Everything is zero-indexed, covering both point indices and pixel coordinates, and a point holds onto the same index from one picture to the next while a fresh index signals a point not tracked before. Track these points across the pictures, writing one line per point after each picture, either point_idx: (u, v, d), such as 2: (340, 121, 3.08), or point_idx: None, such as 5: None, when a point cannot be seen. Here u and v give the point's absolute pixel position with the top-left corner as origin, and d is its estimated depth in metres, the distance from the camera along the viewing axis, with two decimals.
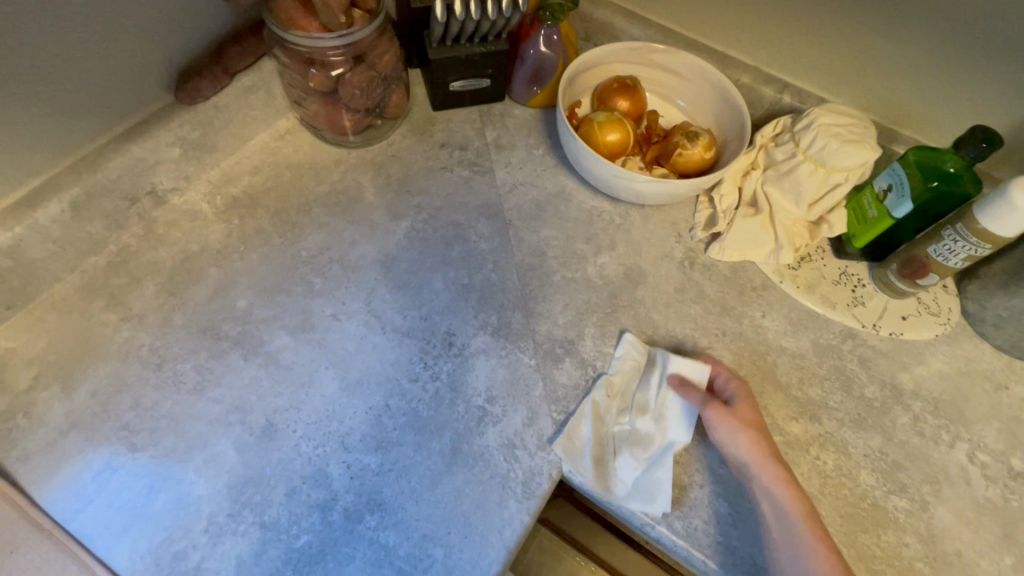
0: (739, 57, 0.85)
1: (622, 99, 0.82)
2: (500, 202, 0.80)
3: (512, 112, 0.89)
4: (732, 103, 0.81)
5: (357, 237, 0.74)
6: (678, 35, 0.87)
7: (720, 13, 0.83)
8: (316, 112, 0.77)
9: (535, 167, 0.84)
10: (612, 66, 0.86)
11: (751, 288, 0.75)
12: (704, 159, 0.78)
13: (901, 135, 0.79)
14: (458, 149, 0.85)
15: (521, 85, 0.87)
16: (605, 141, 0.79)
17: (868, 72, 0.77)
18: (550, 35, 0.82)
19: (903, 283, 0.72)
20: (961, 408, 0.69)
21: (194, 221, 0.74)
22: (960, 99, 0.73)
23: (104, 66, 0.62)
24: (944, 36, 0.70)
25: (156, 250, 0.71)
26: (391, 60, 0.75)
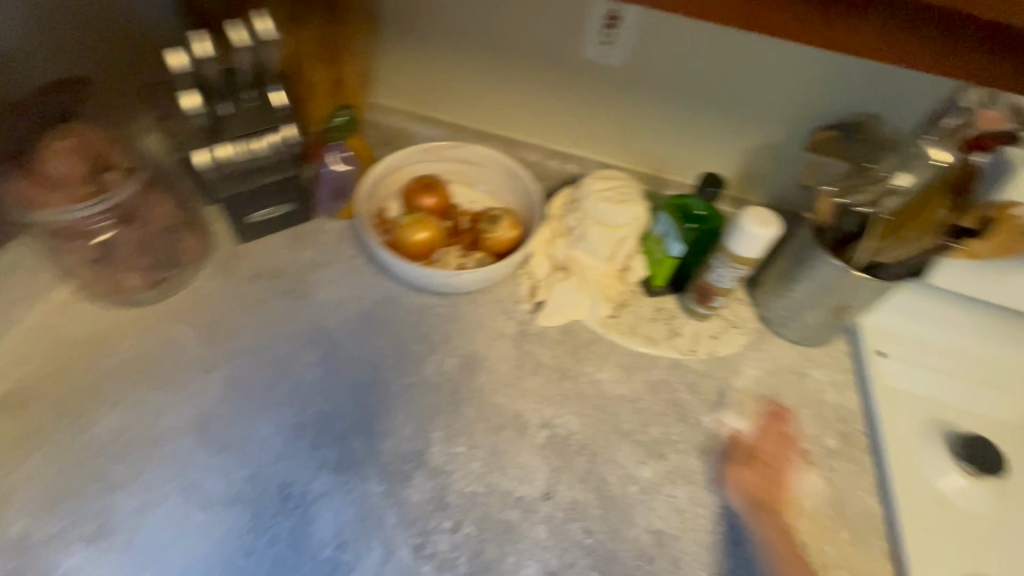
0: (523, 138, 0.94)
1: (424, 198, 0.86)
2: (324, 324, 0.78)
3: (325, 228, 0.89)
4: (524, 181, 0.88)
5: (162, 405, 0.67)
6: (465, 129, 0.95)
7: (493, 105, 0.91)
8: (96, 278, 0.71)
9: (359, 277, 0.83)
10: (410, 167, 0.90)
11: (582, 345, 0.80)
12: (511, 237, 0.83)
13: (669, 180, 0.91)
14: (272, 278, 0.82)
15: (326, 201, 0.88)
16: (416, 241, 0.81)
17: (628, 136, 0.88)
18: (339, 151, 0.82)
19: (701, 308, 0.81)
20: (778, 405, 0.77)
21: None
22: (700, 145, 0.86)
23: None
24: (669, 100, 0.82)
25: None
26: (167, 211, 0.73)
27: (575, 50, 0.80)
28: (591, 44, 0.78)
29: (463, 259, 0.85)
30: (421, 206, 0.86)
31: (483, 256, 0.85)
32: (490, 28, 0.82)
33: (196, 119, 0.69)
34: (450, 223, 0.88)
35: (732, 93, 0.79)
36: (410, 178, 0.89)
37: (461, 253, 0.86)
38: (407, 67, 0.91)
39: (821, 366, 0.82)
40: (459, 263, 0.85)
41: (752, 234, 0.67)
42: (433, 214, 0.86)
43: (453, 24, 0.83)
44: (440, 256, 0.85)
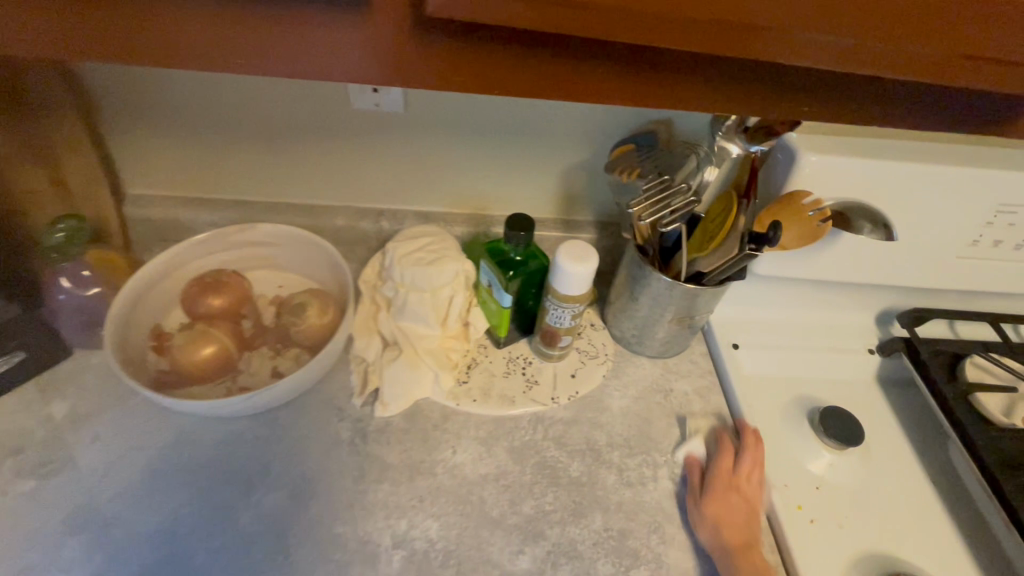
0: (324, 201, 0.82)
1: (213, 299, 0.71)
2: (92, 500, 0.60)
3: (88, 364, 0.70)
4: (329, 254, 0.76)
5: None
6: (252, 204, 0.81)
7: (276, 173, 0.78)
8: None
9: (139, 421, 0.66)
10: (191, 265, 0.75)
11: (432, 428, 0.70)
12: (324, 324, 0.72)
13: (495, 216, 0.84)
14: (11, 454, 0.62)
15: (78, 333, 0.69)
16: (201, 360, 0.66)
17: (435, 181, 0.80)
18: (77, 271, 0.67)
19: (552, 349, 0.75)
20: (649, 433, 0.73)
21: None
22: (513, 176, 0.80)
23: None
24: (466, 136, 0.75)
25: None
26: None
27: (343, 103, 0.70)
28: (358, 95, 0.69)
29: (274, 362, 0.71)
30: (209, 310, 0.71)
31: (298, 352, 0.72)
32: (237, 94, 0.69)
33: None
34: (250, 322, 0.74)
35: (526, 121, 0.73)
36: (190, 279, 0.73)
37: (271, 354, 0.72)
38: (155, 149, 0.75)
39: (683, 376, 0.79)
40: (271, 367, 0.71)
41: (573, 272, 0.61)
42: (224, 318, 0.72)
43: (192, 96, 0.70)
44: (244, 366, 0.71)
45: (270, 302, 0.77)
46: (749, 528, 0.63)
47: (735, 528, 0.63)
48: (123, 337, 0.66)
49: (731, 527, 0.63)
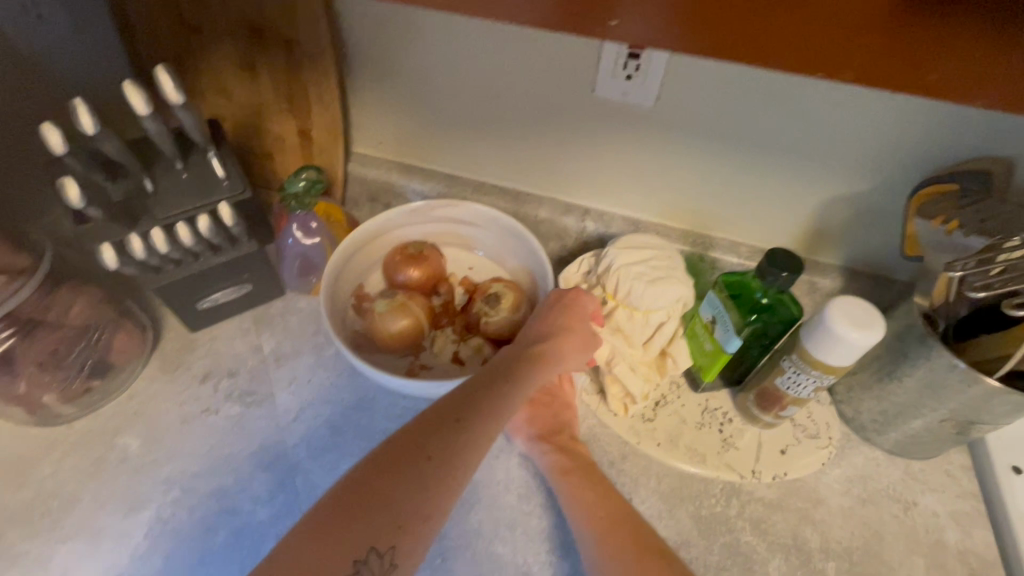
0: (531, 191, 0.77)
1: (410, 269, 0.70)
2: (281, 441, 0.63)
3: (295, 308, 0.74)
4: (529, 247, 0.70)
5: (85, 556, 0.54)
6: (462, 182, 0.79)
7: (491, 152, 0.74)
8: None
9: (330, 374, 0.68)
10: (396, 231, 0.74)
11: (608, 465, 0.62)
12: (513, 322, 0.67)
13: (716, 240, 0.73)
14: (226, 377, 0.67)
15: (294, 278, 0.73)
16: (393, 330, 0.66)
17: (657, 187, 0.71)
18: (306, 222, 0.69)
19: (766, 415, 0.62)
20: (877, 552, 0.58)
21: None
22: (753, 200, 0.68)
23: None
24: (714, 145, 0.64)
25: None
26: (87, 309, 0.59)
27: (587, 89, 0.63)
28: (608, 82, 0.61)
29: (456, 347, 0.69)
30: (406, 280, 0.70)
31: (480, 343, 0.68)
32: (477, 67, 0.65)
33: (91, 212, 0.53)
34: (439, 301, 0.72)
35: (799, 136, 0.60)
36: (395, 246, 0.73)
37: (455, 338, 0.70)
38: (386, 111, 0.75)
39: (934, 491, 0.61)
40: (451, 352, 0.69)
41: (840, 338, 0.48)
42: (418, 291, 0.70)
43: (432, 63, 0.67)
44: (428, 344, 0.69)
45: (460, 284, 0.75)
46: (556, 411, 0.63)
47: (546, 417, 0.63)
48: (334, 292, 0.68)
49: (539, 420, 0.62)
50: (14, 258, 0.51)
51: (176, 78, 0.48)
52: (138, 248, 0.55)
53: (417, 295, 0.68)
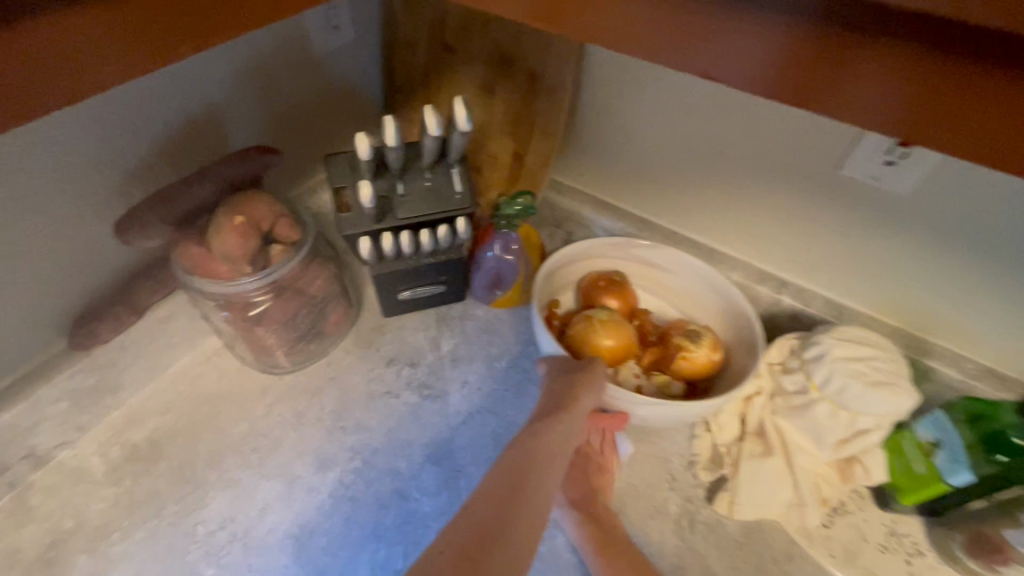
0: (726, 251, 0.75)
1: (612, 297, 0.71)
2: (451, 440, 0.67)
3: (473, 315, 0.79)
4: (734, 301, 0.70)
5: (280, 498, 0.61)
6: (655, 227, 0.79)
7: (696, 205, 0.73)
8: (225, 334, 0.67)
9: (499, 387, 0.72)
10: (591, 261, 0.76)
11: (771, 561, 0.59)
12: (711, 361, 0.66)
13: (935, 347, 0.65)
14: (408, 366, 0.73)
15: (482, 289, 0.77)
16: (599, 347, 0.66)
17: (879, 277, 0.65)
18: (509, 242, 0.72)
19: (976, 562, 0.55)
20: None
21: (73, 495, 0.61)
22: (999, 315, 0.60)
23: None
24: (970, 249, 0.58)
25: (19, 532, 0.58)
26: (324, 283, 0.66)
27: (831, 164, 0.60)
28: (862, 163, 0.58)
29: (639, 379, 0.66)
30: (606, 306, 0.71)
31: (667, 380, 0.67)
32: (711, 123, 0.65)
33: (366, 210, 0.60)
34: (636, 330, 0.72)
35: None
36: (590, 274, 0.75)
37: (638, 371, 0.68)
38: (600, 147, 0.76)
39: None
40: (633, 383, 0.66)
41: None
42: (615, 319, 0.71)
43: (663, 111, 0.68)
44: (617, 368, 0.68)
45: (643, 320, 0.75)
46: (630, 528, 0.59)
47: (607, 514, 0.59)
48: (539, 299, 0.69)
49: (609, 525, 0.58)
50: (289, 233, 0.59)
51: (469, 113, 0.53)
52: (388, 245, 0.64)
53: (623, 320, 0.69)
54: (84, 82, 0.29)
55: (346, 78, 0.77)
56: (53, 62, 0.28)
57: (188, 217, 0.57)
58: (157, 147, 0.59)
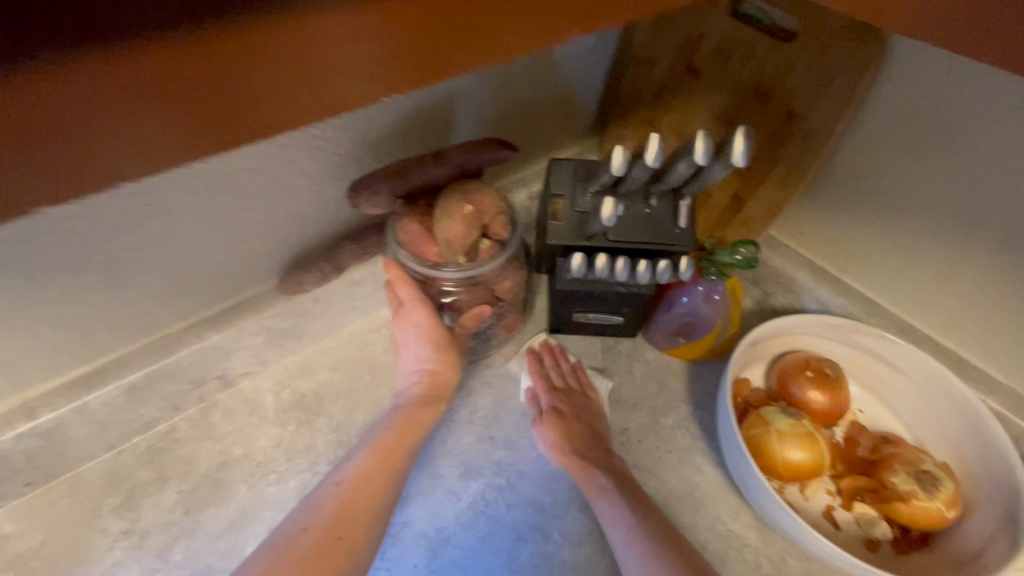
0: (975, 368, 0.63)
1: (817, 394, 0.61)
2: None
3: (642, 355, 0.72)
4: (996, 439, 0.55)
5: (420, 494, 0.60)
6: (885, 314, 0.67)
7: (958, 303, 0.62)
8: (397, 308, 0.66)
9: (659, 445, 0.65)
10: (798, 338, 0.66)
11: None
12: (942, 517, 0.53)
13: None
14: None
15: (662, 333, 0.70)
16: (787, 459, 0.56)
17: None
18: (711, 292, 0.64)
19: None
20: None
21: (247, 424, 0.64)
22: None
23: (193, 246, 0.55)
24: None
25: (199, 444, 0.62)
26: (514, 286, 0.63)
27: None
28: None
29: (832, 503, 0.58)
30: (807, 401, 0.61)
31: (873, 518, 0.56)
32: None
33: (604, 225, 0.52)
34: (840, 439, 0.61)
35: None
36: (798, 352, 0.64)
37: (832, 489, 0.58)
38: (842, 211, 0.67)
39: None
40: (824, 504, 0.58)
41: None
42: (815, 418, 0.60)
43: (956, 190, 0.57)
44: (805, 482, 0.58)
45: (851, 422, 0.63)
46: None
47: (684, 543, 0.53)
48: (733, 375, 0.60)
49: None
50: (502, 230, 0.56)
51: (748, 147, 0.45)
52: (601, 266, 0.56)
53: (823, 429, 0.58)
54: (210, 123, 0.21)
55: (574, 82, 0.74)
56: (202, 84, 0.20)
57: (414, 194, 0.56)
58: (398, 119, 0.60)
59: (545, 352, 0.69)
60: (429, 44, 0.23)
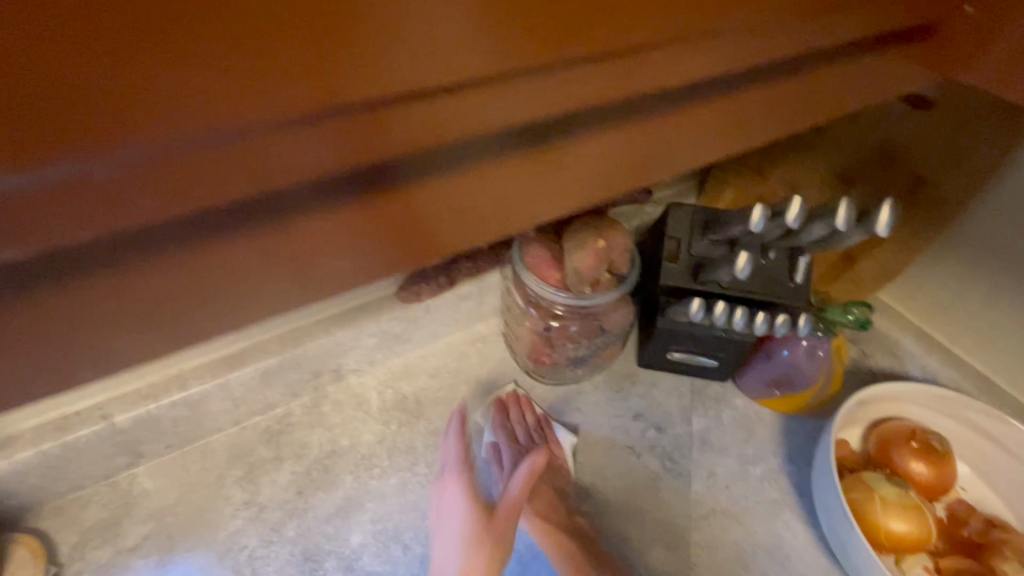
0: None
1: (922, 466, 0.60)
2: (688, 530, 0.63)
3: (732, 401, 0.72)
4: None
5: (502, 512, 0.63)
6: (997, 392, 0.66)
7: None
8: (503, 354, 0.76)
9: (747, 494, 0.65)
10: (902, 405, 0.65)
11: None
12: None
13: None
14: (654, 428, 0.70)
15: (756, 382, 0.70)
16: (888, 531, 0.56)
17: None
18: (815, 347, 0.65)
19: None
20: None
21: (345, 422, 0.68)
22: None
23: None
24: None
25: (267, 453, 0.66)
26: (620, 320, 0.65)
27: None
28: None
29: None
30: (910, 472, 0.60)
31: None
32: None
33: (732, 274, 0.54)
34: (942, 515, 0.60)
35: None
36: (904, 420, 0.63)
37: (929, 566, 0.57)
38: (960, 281, 0.66)
39: None
40: None
41: None
42: (918, 492, 0.59)
43: None
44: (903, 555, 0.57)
45: (954, 498, 0.61)
46: None
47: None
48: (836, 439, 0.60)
49: None
50: (621, 265, 0.59)
51: (893, 219, 0.46)
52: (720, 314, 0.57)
53: (927, 504, 0.57)
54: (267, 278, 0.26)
55: None
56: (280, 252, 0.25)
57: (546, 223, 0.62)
58: None
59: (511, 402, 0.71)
60: (537, 190, 0.31)
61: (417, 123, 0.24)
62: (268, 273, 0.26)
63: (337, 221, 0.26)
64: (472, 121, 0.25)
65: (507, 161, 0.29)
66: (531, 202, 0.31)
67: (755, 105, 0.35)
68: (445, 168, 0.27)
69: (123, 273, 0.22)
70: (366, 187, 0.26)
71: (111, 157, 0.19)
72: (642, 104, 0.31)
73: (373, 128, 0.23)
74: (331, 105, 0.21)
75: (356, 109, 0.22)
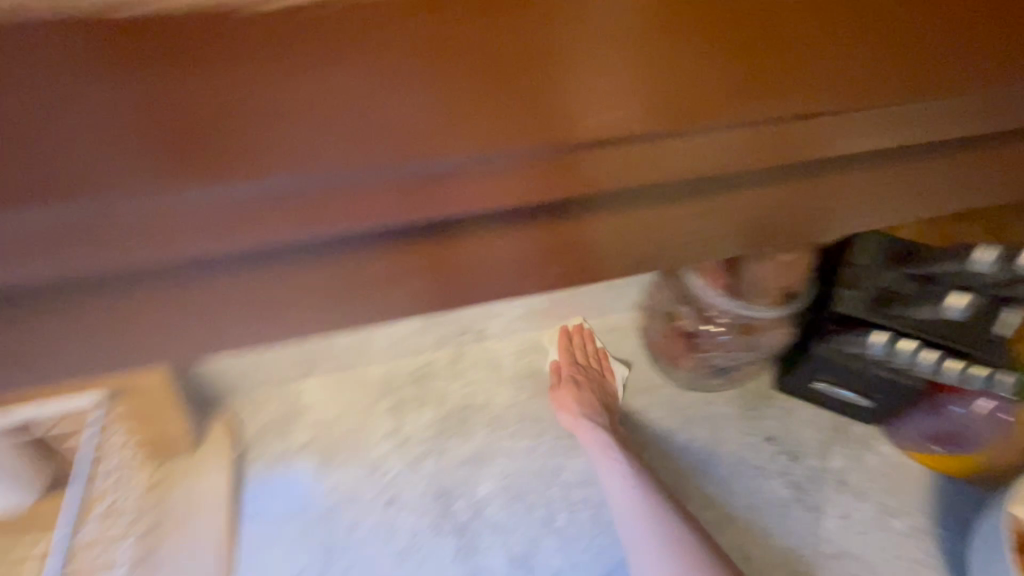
0: None
1: None
2: (811, 565, 0.62)
3: (878, 447, 0.68)
4: None
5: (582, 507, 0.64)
6: None
7: None
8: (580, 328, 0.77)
9: (882, 545, 0.63)
10: None
11: None
12: None
13: None
14: (786, 454, 0.68)
15: (910, 434, 0.65)
16: None
17: None
18: (995, 411, 0.60)
19: None
20: None
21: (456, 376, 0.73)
22: None
23: None
24: None
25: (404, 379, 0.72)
26: (775, 339, 0.64)
27: None
28: None
29: None
30: None
31: None
32: None
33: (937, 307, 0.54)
34: None
35: None
36: None
37: None
38: None
39: None
40: None
41: None
42: None
43: None
44: None
45: None
46: None
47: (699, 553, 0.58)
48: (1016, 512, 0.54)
49: None
50: (798, 283, 0.58)
51: None
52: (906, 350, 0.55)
53: None
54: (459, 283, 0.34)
55: None
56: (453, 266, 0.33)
57: None
58: None
59: (575, 332, 0.76)
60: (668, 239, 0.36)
61: (589, 166, 0.29)
62: (440, 281, 0.33)
63: (517, 235, 0.33)
64: (628, 172, 0.30)
65: (662, 203, 0.34)
66: (671, 239, 0.36)
67: (891, 182, 0.37)
68: (610, 207, 0.33)
69: (357, 266, 0.31)
70: (537, 221, 0.33)
71: (379, 183, 0.27)
72: (793, 168, 0.34)
73: (560, 166, 0.29)
74: (528, 146, 0.28)
75: (552, 154, 0.28)
